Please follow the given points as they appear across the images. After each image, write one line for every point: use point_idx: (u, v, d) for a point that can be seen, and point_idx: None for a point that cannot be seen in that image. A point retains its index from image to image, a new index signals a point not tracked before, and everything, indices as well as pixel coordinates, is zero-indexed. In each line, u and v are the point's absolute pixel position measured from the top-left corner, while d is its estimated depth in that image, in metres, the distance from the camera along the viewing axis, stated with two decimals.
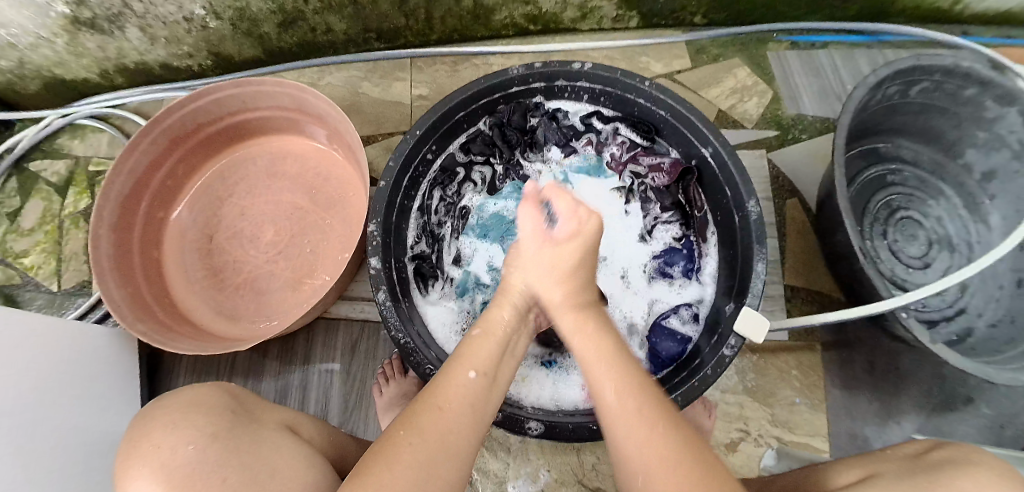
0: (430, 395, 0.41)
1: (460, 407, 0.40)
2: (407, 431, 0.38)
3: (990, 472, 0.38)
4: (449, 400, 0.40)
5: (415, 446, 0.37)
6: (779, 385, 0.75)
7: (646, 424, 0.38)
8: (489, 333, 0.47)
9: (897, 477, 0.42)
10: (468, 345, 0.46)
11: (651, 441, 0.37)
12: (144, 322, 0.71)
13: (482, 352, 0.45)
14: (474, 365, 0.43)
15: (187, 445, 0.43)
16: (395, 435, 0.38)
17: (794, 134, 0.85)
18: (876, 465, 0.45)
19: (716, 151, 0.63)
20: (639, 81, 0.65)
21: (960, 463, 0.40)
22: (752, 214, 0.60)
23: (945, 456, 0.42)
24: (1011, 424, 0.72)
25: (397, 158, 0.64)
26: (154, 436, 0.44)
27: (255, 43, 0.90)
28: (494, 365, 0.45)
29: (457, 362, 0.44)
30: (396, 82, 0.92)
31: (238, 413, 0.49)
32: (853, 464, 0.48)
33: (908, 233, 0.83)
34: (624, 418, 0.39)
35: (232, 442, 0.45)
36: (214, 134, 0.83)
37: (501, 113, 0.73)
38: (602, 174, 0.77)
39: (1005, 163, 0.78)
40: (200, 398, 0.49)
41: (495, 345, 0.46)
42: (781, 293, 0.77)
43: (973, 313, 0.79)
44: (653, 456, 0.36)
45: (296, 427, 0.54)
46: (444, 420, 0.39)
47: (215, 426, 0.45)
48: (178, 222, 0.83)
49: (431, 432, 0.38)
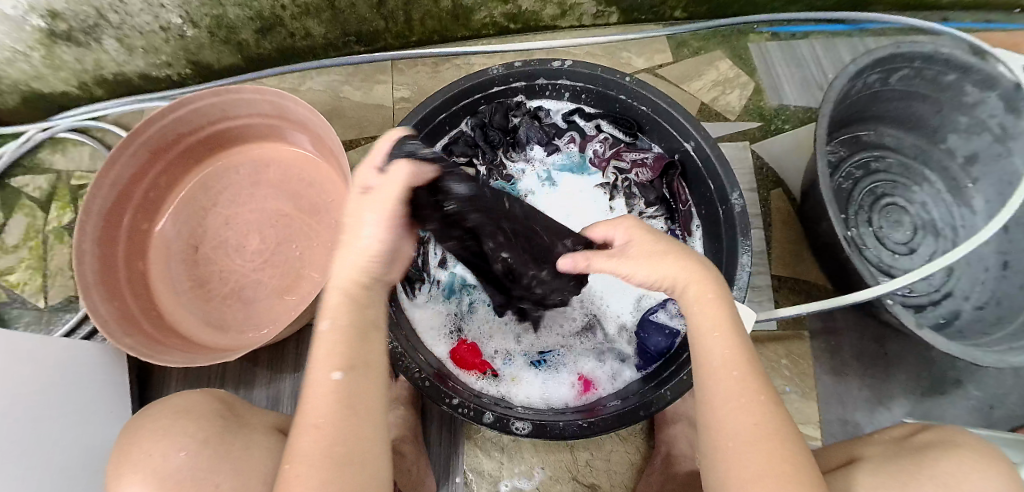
0: (303, 414, 0.39)
1: (331, 415, 0.39)
2: (295, 464, 0.37)
3: (971, 452, 0.40)
4: (317, 414, 0.39)
5: (305, 473, 0.37)
6: (769, 374, 0.75)
7: (752, 396, 0.39)
8: (337, 328, 0.41)
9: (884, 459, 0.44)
10: (315, 347, 0.41)
11: (751, 414, 0.39)
12: (131, 336, 0.70)
13: (339, 345, 0.41)
14: (336, 364, 0.40)
15: (178, 453, 0.43)
16: (286, 467, 0.38)
17: (777, 125, 0.86)
18: (863, 448, 0.47)
19: (698, 145, 0.64)
20: (620, 77, 0.66)
21: (946, 444, 0.42)
22: (735, 206, 0.60)
23: (929, 438, 0.44)
24: (999, 405, 0.73)
25: None
26: (143, 447, 0.44)
27: (233, 50, 0.89)
28: (357, 356, 0.41)
29: (316, 366, 0.40)
30: (378, 85, 0.92)
31: (227, 418, 0.49)
32: (846, 448, 0.50)
33: (892, 220, 0.84)
34: (738, 390, 0.40)
35: (223, 447, 0.45)
36: (196, 143, 0.83)
37: (483, 114, 0.73)
38: (586, 171, 0.77)
39: (987, 147, 0.79)
40: (187, 404, 0.48)
41: (346, 334, 0.41)
42: (768, 283, 0.77)
43: (960, 296, 0.79)
44: (753, 434, 0.38)
45: (288, 431, 0.54)
46: (322, 436, 0.38)
47: (204, 432, 0.46)
48: (163, 234, 0.82)
49: (317, 453, 0.38)
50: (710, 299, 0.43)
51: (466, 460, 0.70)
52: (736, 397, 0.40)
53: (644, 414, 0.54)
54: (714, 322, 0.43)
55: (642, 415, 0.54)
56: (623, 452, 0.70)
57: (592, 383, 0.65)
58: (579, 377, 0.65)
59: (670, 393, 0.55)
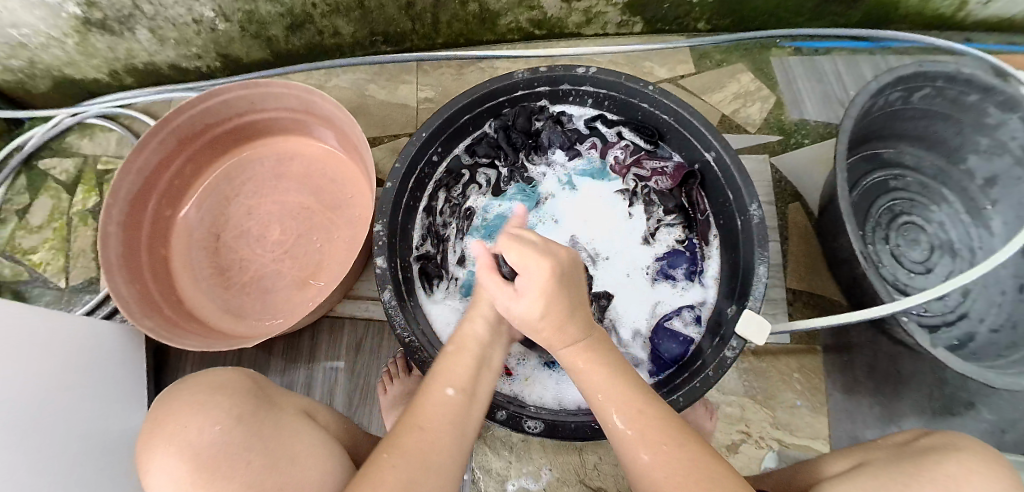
0: (409, 417, 0.44)
1: (439, 423, 0.43)
2: (390, 454, 0.40)
3: (973, 457, 0.38)
4: (426, 418, 0.43)
5: (396, 464, 0.39)
6: (780, 387, 0.76)
7: (657, 445, 0.40)
8: (462, 349, 0.50)
9: (886, 461, 0.42)
10: (444, 361, 0.49)
11: (659, 459, 0.39)
12: (152, 319, 0.72)
13: (457, 368, 0.48)
14: (450, 382, 0.46)
15: (213, 427, 0.44)
16: (378, 457, 0.40)
17: (796, 139, 0.86)
18: (863, 453, 0.46)
19: (718, 155, 0.65)
20: (643, 86, 0.66)
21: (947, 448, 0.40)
22: (754, 218, 0.61)
23: (931, 442, 0.43)
24: (1011, 429, 0.73)
25: (403, 159, 0.65)
26: (178, 420, 0.45)
27: (263, 45, 0.91)
28: (470, 383, 0.47)
29: (435, 380, 0.47)
30: (402, 85, 0.93)
31: (259, 396, 0.50)
32: (848, 452, 0.48)
33: (909, 238, 0.84)
34: (636, 442, 0.41)
35: (256, 425, 0.46)
36: (222, 134, 0.85)
37: (506, 116, 0.74)
38: (606, 177, 0.77)
39: (1008, 169, 0.79)
40: (222, 380, 0.49)
41: (469, 360, 0.49)
42: (783, 296, 0.77)
43: (975, 318, 0.79)
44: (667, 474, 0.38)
45: (313, 413, 0.55)
46: (426, 438, 0.41)
47: (239, 409, 0.46)
48: (187, 220, 0.84)
49: (415, 451, 0.40)
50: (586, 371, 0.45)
51: (475, 458, 0.71)
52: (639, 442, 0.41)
53: None
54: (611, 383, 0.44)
55: None
56: None
57: None
58: None
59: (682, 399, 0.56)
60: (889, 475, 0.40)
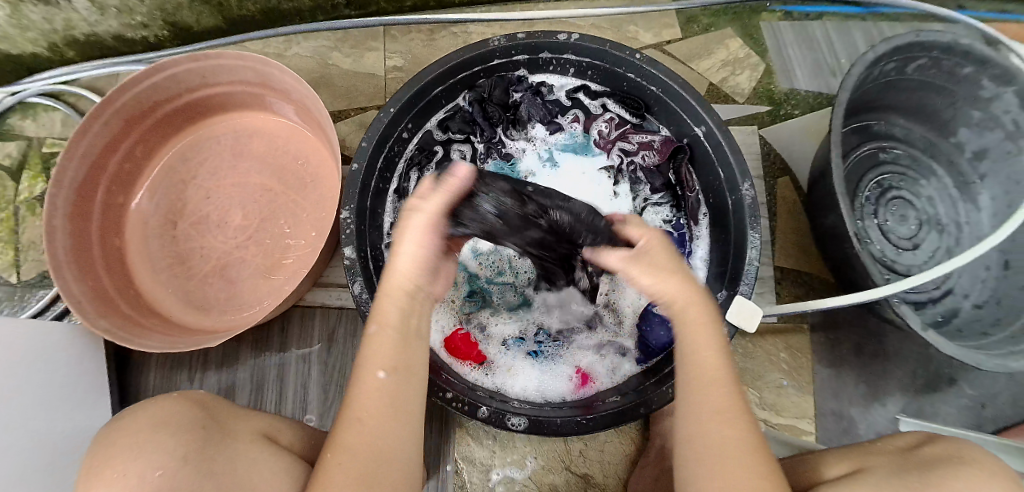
0: (349, 409, 0.40)
1: (379, 409, 0.39)
2: (335, 453, 0.38)
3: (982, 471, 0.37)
4: (367, 409, 0.39)
5: (344, 466, 0.37)
6: (767, 368, 0.74)
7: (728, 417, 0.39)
8: (386, 329, 0.42)
9: (889, 473, 0.40)
10: (368, 344, 0.42)
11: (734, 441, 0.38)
12: (107, 318, 0.67)
13: (388, 346, 0.41)
14: (382, 363, 0.41)
15: (153, 471, 0.38)
16: (327, 460, 0.38)
17: (786, 109, 0.82)
18: (866, 458, 0.44)
19: (709, 130, 0.61)
20: (628, 54, 0.62)
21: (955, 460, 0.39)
22: (746, 197, 0.58)
23: (936, 452, 0.41)
24: (991, 404, 0.73)
25: (370, 137, 0.59)
26: (116, 463, 0.40)
27: (214, 11, 0.83)
28: (406, 357, 0.42)
29: (367, 361, 0.41)
30: (368, 52, 0.87)
31: (209, 428, 0.45)
32: (844, 456, 0.47)
33: (898, 214, 0.81)
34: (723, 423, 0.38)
35: (204, 463, 0.41)
36: (175, 112, 0.78)
37: (482, 88, 0.69)
38: (590, 152, 0.72)
39: (998, 143, 0.76)
40: (163, 415, 0.44)
41: (399, 334, 0.42)
42: (772, 275, 0.75)
43: (959, 294, 0.78)
44: (716, 447, 0.38)
45: (273, 436, 0.50)
46: (367, 433, 0.39)
47: (185, 447, 0.41)
48: (141, 210, 0.78)
49: (359, 445, 0.38)
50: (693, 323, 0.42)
51: (457, 449, 0.68)
52: (714, 419, 0.38)
53: (644, 411, 0.53)
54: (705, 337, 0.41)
55: (642, 413, 0.53)
56: (617, 442, 0.69)
57: (590, 377, 0.63)
58: (577, 371, 0.63)
59: (672, 390, 0.53)
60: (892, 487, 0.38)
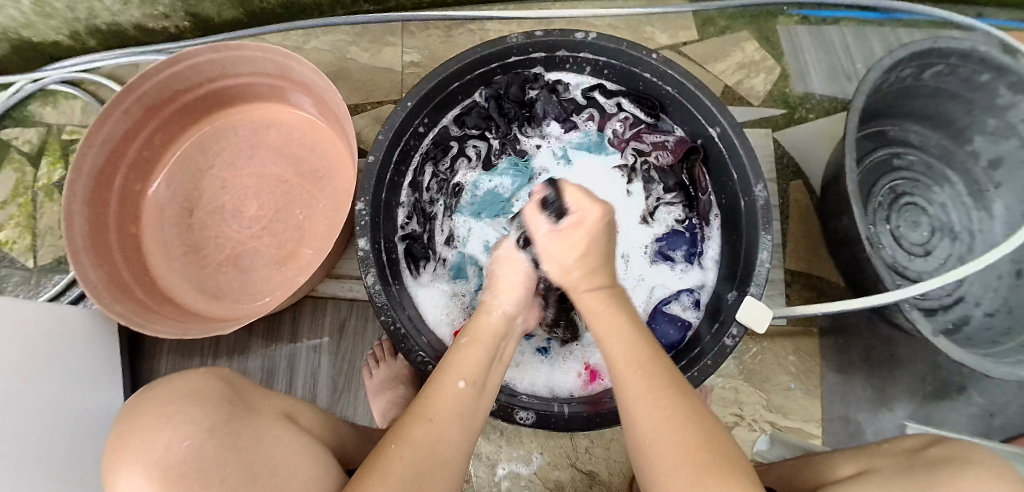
0: (419, 406, 0.40)
1: (451, 416, 0.40)
2: (399, 444, 0.37)
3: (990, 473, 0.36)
4: (438, 411, 0.40)
5: (405, 458, 0.36)
6: (774, 371, 0.74)
7: (654, 400, 0.38)
8: (476, 341, 0.45)
9: (893, 474, 0.40)
10: (456, 353, 0.45)
11: (659, 423, 0.37)
12: (121, 303, 0.68)
13: (472, 359, 0.44)
14: (461, 374, 0.43)
15: (182, 441, 0.37)
16: (387, 449, 0.37)
17: (801, 113, 0.82)
18: (870, 459, 0.44)
19: (724, 131, 0.61)
20: (645, 54, 0.62)
21: (961, 462, 0.38)
22: (759, 199, 0.58)
23: (942, 452, 0.41)
24: (1001, 413, 0.72)
25: (387, 131, 0.60)
26: (142, 431, 0.38)
27: (234, 3, 0.84)
28: (482, 375, 0.44)
29: (446, 371, 0.43)
30: (386, 47, 0.87)
31: (233, 403, 0.44)
32: (850, 456, 0.47)
33: (911, 220, 0.81)
34: (645, 400, 0.39)
35: (231, 438, 0.39)
36: (193, 102, 0.79)
37: (498, 84, 0.69)
38: (603, 150, 0.73)
39: (1013, 151, 0.76)
40: (192, 386, 0.43)
41: (482, 354, 0.45)
42: (782, 278, 0.75)
43: (971, 302, 0.78)
44: (660, 423, 0.37)
45: (294, 416, 0.50)
46: (435, 432, 0.38)
47: (212, 420, 0.40)
48: (156, 196, 0.79)
49: (423, 443, 0.37)
50: (601, 312, 0.45)
51: None
52: (643, 394, 0.39)
53: None
54: (612, 329, 0.44)
55: None
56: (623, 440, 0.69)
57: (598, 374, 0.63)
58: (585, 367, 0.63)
59: None
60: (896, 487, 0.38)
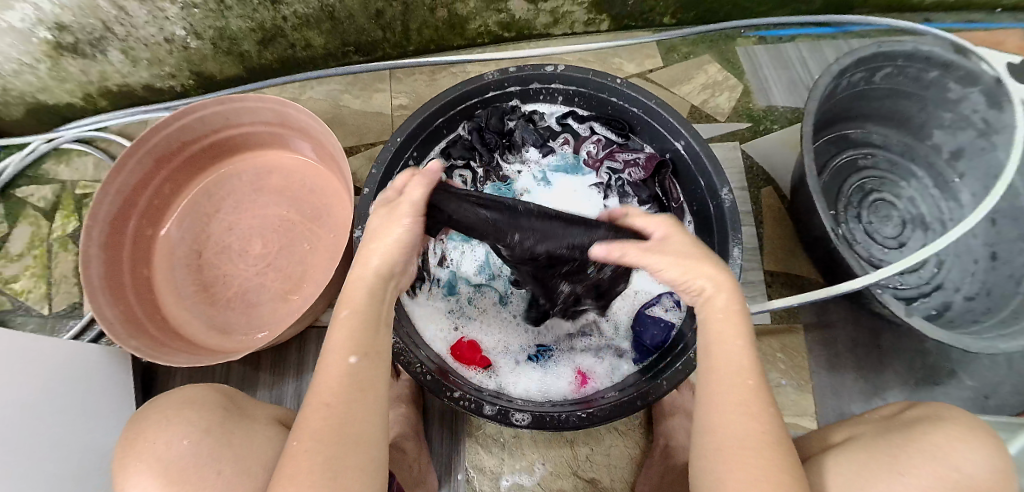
0: (314, 394, 0.41)
1: (344, 395, 0.40)
2: (302, 441, 0.39)
3: (957, 424, 0.40)
4: (331, 393, 0.40)
5: (310, 450, 0.38)
6: (765, 368, 0.77)
7: (752, 411, 0.39)
8: (353, 314, 0.43)
9: (875, 435, 0.44)
10: (336, 329, 0.43)
11: (754, 433, 0.38)
12: (136, 339, 0.71)
13: (346, 333, 0.42)
14: (352, 348, 0.42)
15: (181, 440, 0.45)
16: (293, 447, 0.39)
17: (766, 125, 0.88)
18: (851, 429, 0.48)
19: (688, 144, 0.66)
20: (611, 80, 0.68)
21: (932, 419, 0.42)
22: (726, 202, 0.63)
23: (918, 413, 0.44)
24: (994, 394, 0.74)
25: (379, 165, 0.65)
26: (150, 432, 0.46)
27: (236, 61, 0.92)
28: (373, 345, 0.43)
29: (333, 350, 0.42)
30: (376, 93, 0.94)
31: (229, 408, 0.51)
32: (836, 428, 0.50)
33: (882, 215, 0.86)
34: (743, 414, 0.39)
35: (224, 436, 0.47)
36: (200, 151, 0.85)
37: (479, 118, 0.75)
38: (580, 171, 0.79)
39: (972, 142, 0.81)
40: (192, 394, 0.50)
41: (361, 319, 0.43)
42: (761, 279, 0.79)
43: (950, 288, 0.81)
44: (753, 439, 0.38)
45: (288, 423, 0.55)
46: (335, 414, 0.39)
47: (208, 421, 0.47)
48: (168, 238, 0.84)
49: (324, 430, 0.39)
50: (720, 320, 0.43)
51: (467, 458, 0.71)
52: (745, 411, 0.39)
53: (641, 402, 0.56)
54: (728, 333, 0.42)
55: (640, 404, 0.56)
56: (623, 446, 0.71)
57: (589, 377, 0.66)
58: (576, 371, 0.67)
59: (666, 383, 0.56)
60: (878, 448, 0.41)
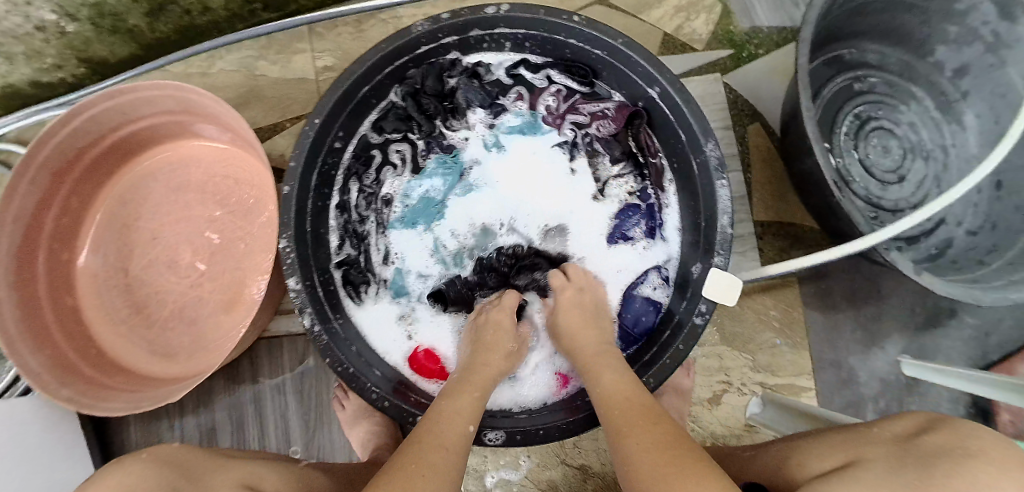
0: (432, 435, 0.43)
1: (459, 446, 0.43)
2: (419, 464, 0.39)
3: (996, 462, 0.33)
4: (451, 439, 0.43)
5: (426, 482, 0.38)
6: (757, 328, 0.71)
7: (650, 426, 0.42)
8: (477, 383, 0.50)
9: (887, 465, 0.37)
10: (456, 393, 0.49)
11: (651, 438, 0.41)
12: (70, 387, 0.63)
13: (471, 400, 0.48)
14: (469, 417, 0.47)
15: None
16: (406, 466, 0.39)
17: (750, 50, 0.77)
18: (857, 448, 0.42)
19: (665, 90, 0.56)
20: (564, 17, 0.56)
21: (958, 452, 0.35)
22: (711, 158, 0.54)
23: (940, 438, 0.37)
24: (995, 330, 0.70)
25: (300, 154, 0.55)
26: None
27: (126, 39, 0.78)
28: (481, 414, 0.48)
29: (455, 405, 0.47)
30: (296, 55, 0.82)
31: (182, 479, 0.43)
32: (838, 445, 0.44)
33: (879, 146, 0.76)
34: (632, 424, 0.43)
35: None
36: (103, 155, 0.72)
37: (413, 79, 0.63)
38: (537, 130, 0.68)
39: (978, 58, 0.71)
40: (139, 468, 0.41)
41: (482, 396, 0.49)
42: (751, 231, 0.71)
43: (952, 222, 0.74)
44: (651, 447, 0.40)
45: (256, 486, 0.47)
46: (448, 460, 0.41)
47: None
48: (90, 266, 0.74)
49: (439, 464, 0.40)
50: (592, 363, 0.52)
51: None
52: (623, 433, 0.43)
53: None
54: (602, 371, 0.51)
55: None
56: None
57: (569, 378, 0.60)
58: (555, 372, 0.61)
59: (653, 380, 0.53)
60: (891, 487, 0.35)
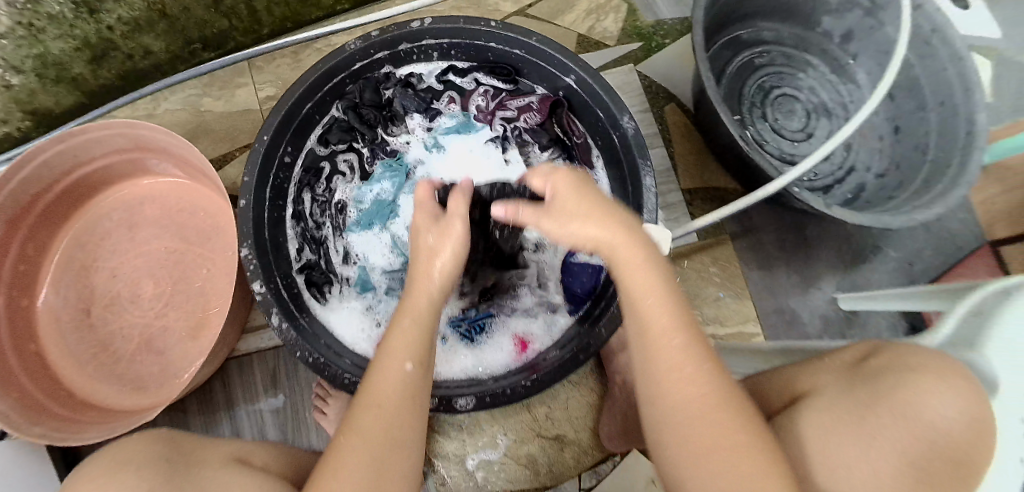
0: (364, 393, 0.41)
1: (396, 400, 0.40)
2: (349, 437, 0.39)
3: (934, 377, 0.36)
4: (382, 391, 0.41)
5: (355, 446, 0.38)
6: (701, 285, 0.77)
7: (695, 360, 0.36)
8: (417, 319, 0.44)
9: (839, 389, 0.40)
10: (394, 334, 0.44)
11: (687, 378, 0.36)
12: (42, 424, 0.61)
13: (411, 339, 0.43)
14: (407, 355, 0.42)
15: None
16: (338, 443, 0.39)
17: (657, 41, 0.85)
18: (811, 376, 0.45)
19: (579, 78, 0.62)
20: (484, 24, 0.62)
21: (902, 369, 0.38)
22: (628, 130, 0.60)
23: (883, 362, 0.41)
24: (917, 259, 0.77)
25: (251, 171, 0.58)
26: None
27: (71, 88, 0.80)
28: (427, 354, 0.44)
29: (389, 352, 0.42)
30: (239, 89, 0.85)
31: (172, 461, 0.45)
32: (791, 374, 0.47)
33: (785, 110, 0.85)
34: (669, 353, 0.37)
35: None
36: (57, 199, 0.73)
37: (352, 94, 0.68)
38: (471, 128, 0.74)
39: (860, 22, 0.81)
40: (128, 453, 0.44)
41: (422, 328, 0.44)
42: (681, 199, 0.78)
43: (862, 169, 0.82)
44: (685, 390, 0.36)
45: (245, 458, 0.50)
46: (384, 418, 0.39)
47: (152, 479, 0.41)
48: (49, 308, 0.74)
49: (375, 430, 0.39)
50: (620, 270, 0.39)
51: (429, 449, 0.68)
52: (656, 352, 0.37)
53: (584, 356, 0.54)
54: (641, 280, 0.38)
55: (582, 359, 0.54)
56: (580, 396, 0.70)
57: (528, 343, 0.64)
58: (515, 339, 0.64)
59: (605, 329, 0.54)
60: (844, 411, 0.38)
